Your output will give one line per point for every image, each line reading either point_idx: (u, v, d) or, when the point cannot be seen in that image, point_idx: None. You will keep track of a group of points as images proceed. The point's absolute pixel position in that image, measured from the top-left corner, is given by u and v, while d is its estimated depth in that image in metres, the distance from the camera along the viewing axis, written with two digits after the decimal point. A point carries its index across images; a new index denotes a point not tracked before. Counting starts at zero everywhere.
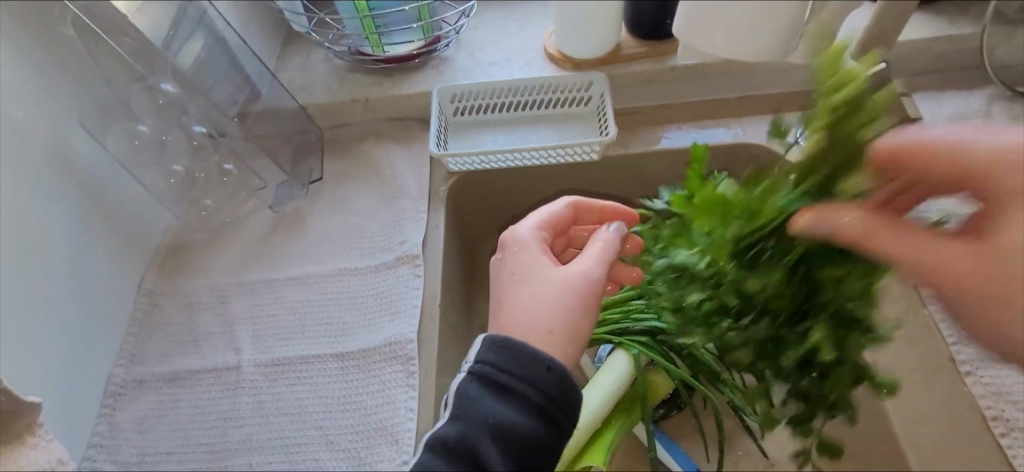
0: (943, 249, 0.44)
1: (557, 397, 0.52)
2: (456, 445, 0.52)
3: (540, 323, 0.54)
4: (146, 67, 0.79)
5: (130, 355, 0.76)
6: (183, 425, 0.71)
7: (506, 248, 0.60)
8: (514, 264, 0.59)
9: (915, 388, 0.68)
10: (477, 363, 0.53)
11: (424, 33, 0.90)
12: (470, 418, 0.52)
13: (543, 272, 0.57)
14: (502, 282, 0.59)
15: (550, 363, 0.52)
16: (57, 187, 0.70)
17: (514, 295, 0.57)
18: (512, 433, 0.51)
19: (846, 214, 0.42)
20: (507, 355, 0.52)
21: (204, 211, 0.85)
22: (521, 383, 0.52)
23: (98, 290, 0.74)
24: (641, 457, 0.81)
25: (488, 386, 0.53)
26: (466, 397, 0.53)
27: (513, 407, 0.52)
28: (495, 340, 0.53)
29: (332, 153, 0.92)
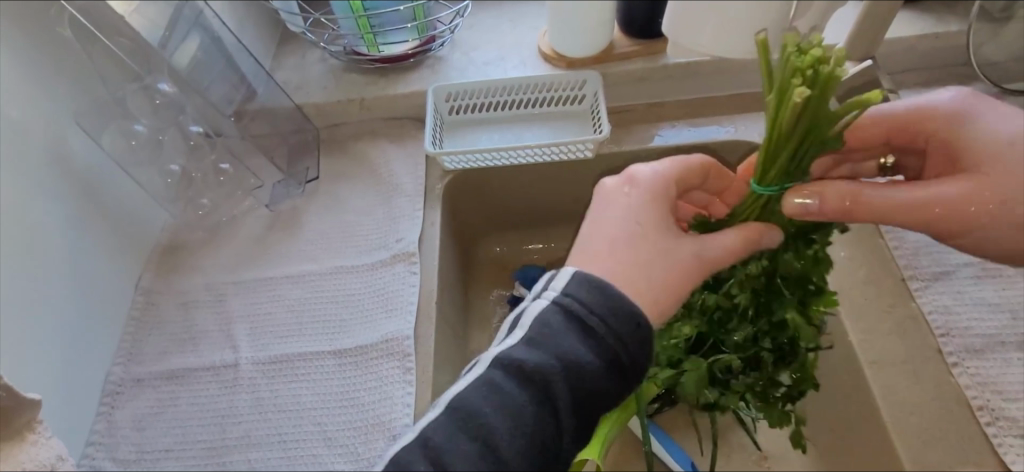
0: (932, 185, 0.57)
1: (632, 352, 0.50)
2: (531, 372, 0.48)
3: (646, 285, 0.52)
4: (143, 67, 0.80)
5: (128, 353, 0.76)
6: (182, 422, 0.72)
7: (636, 187, 0.55)
8: (636, 213, 0.54)
9: (902, 380, 0.69)
10: (566, 295, 0.50)
11: (419, 33, 0.91)
12: (550, 349, 0.49)
13: (671, 235, 0.54)
14: (616, 223, 0.54)
15: (640, 320, 0.50)
16: (55, 186, 0.71)
17: (635, 245, 0.52)
18: (584, 375, 0.48)
19: (826, 190, 0.55)
20: (600, 296, 0.49)
21: (201, 210, 0.86)
22: (607, 328, 0.49)
23: (96, 289, 0.74)
24: (635, 451, 0.82)
25: (573, 321, 0.49)
26: (548, 326, 0.49)
27: (590, 349, 0.49)
28: (591, 278, 0.50)
29: (328, 153, 0.92)
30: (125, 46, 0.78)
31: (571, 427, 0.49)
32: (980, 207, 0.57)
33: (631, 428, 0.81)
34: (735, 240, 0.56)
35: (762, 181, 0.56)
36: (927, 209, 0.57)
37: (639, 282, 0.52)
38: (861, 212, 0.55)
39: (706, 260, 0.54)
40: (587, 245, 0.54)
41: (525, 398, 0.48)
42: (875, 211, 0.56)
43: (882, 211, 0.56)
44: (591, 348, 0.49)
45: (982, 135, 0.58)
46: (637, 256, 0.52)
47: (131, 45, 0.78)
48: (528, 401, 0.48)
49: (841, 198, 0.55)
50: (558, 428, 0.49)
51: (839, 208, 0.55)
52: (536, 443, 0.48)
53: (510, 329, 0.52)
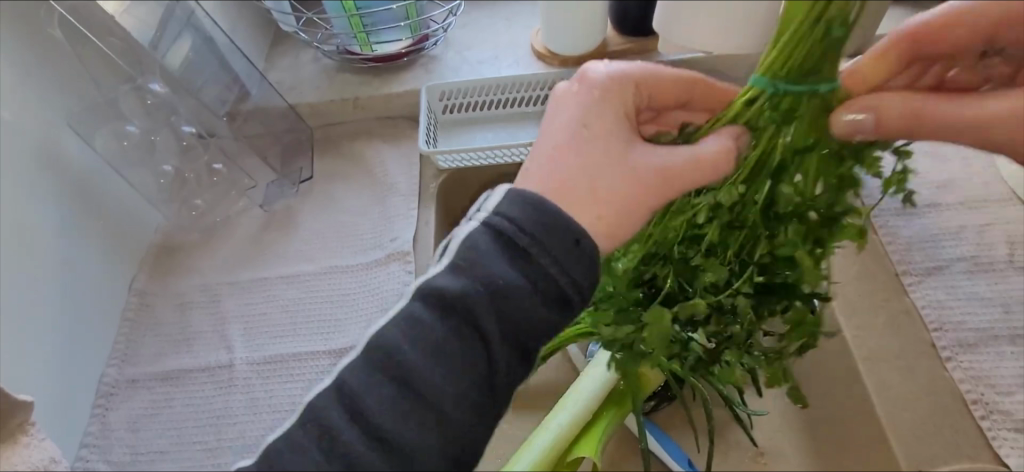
0: (1001, 101, 0.51)
1: (570, 272, 0.47)
2: (451, 298, 0.46)
3: (590, 210, 0.48)
4: (135, 68, 0.80)
5: (122, 355, 0.76)
6: (177, 423, 0.71)
7: (586, 84, 0.50)
8: (582, 120, 0.49)
9: (896, 375, 0.69)
10: (495, 214, 0.47)
11: (412, 32, 0.91)
12: (474, 274, 0.46)
13: (619, 150, 0.49)
14: (564, 128, 0.50)
15: (579, 237, 0.47)
16: (47, 187, 0.70)
17: (583, 148, 0.49)
18: (513, 300, 0.46)
19: (887, 110, 0.47)
20: (531, 211, 0.47)
21: (195, 211, 0.85)
22: (538, 246, 0.46)
23: (89, 291, 0.74)
24: (632, 448, 0.82)
25: (503, 244, 0.47)
26: (474, 249, 0.47)
27: (514, 268, 0.46)
28: (523, 195, 0.47)
29: (323, 152, 0.92)
30: (115, 47, 0.77)
31: (504, 359, 0.47)
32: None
33: (626, 425, 0.81)
34: (709, 152, 0.49)
35: (764, 73, 0.46)
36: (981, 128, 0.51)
37: (580, 197, 0.48)
38: (925, 124, 0.48)
39: (650, 169, 0.49)
40: (534, 162, 0.50)
41: (448, 328, 0.46)
42: (934, 130, 0.49)
43: (948, 134, 0.50)
44: (524, 271, 0.47)
45: None
46: (586, 161, 0.49)
47: (122, 45, 0.78)
48: (456, 336, 0.46)
49: (903, 118, 0.47)
50: (491, 364, 0.46)
51: (901, 123, 0.48)
52: (466, 380, 0.46)
53: (439, 256, 0.49)
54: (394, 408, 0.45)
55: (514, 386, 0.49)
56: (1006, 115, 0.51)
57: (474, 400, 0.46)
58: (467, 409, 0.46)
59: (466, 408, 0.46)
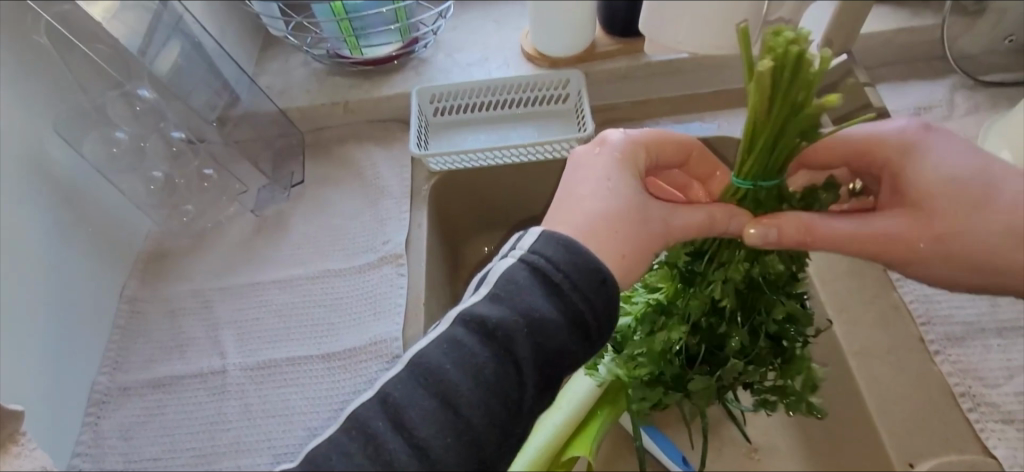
0: (878, 221, 0.57)
1: (597, 308, 0.50)
2: (492, 328, 0.48)
3: (611, 248, 0.52)
4: (123, 73, 0.79)
5: (113, 362, 0.76)
6: (171, 429, 0.71)
7: (605, 149, 0.56)
8: (599, 175, 0.55)
9: (886, 370, 0.70)
10: (531, 253, 0.50)
11: (401, 35, 0.91)
12: (511, 304, 0.49)
13: (631, 203, 0.54)
14: (585, 185, 0.55)
15: (607, 277, 0.50)
16: (36, 196, 0.70)
17: (610, 209, 0.53)
18: (547, 330, 0.48)
19: (788, 223, 0.54)
20: (566, 253, 0.50)
21: (186, 217, 0.85)
22: (571, 283, 0.49)
23: (79, 299, 0.74)
24: (626, 447, 0.83)
25: (536, 277, 0.50)
26: (512, 282, 0.50)
27: (552, 305, 0.49)
28: (558, 236, 0.51)
29: (313, 156, 0.92)
30: (104, 53, 0.77)
31: (531, 387, 0.49)
32: (928, 241, 0.57)
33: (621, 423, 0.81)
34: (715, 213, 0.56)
35: (742, 172, 0.55)
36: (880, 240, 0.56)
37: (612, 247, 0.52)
38: (819, 238, 0.54)
39: (675, 228, 0.55)
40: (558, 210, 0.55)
41: (485, 356, 0.48)
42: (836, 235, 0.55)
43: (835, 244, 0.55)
44: (560, 306, 0.49)
45: (928, 169, 0.57)
46: (615, 220, 0.53)
47: (110, 52, 0.77)
48: (490, 362, 0.48)
49: (798, 232, 0.54)
50: (522, 391, 0.49)
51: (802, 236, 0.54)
52: (497, 403, 0.48)
53: (475, 286, 0.52)
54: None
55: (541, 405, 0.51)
56: (894, 228, 0.56)
57: (501, 421, 0.48)
58: (491, 428, 0.47)
59: (494, 424, 0.48)
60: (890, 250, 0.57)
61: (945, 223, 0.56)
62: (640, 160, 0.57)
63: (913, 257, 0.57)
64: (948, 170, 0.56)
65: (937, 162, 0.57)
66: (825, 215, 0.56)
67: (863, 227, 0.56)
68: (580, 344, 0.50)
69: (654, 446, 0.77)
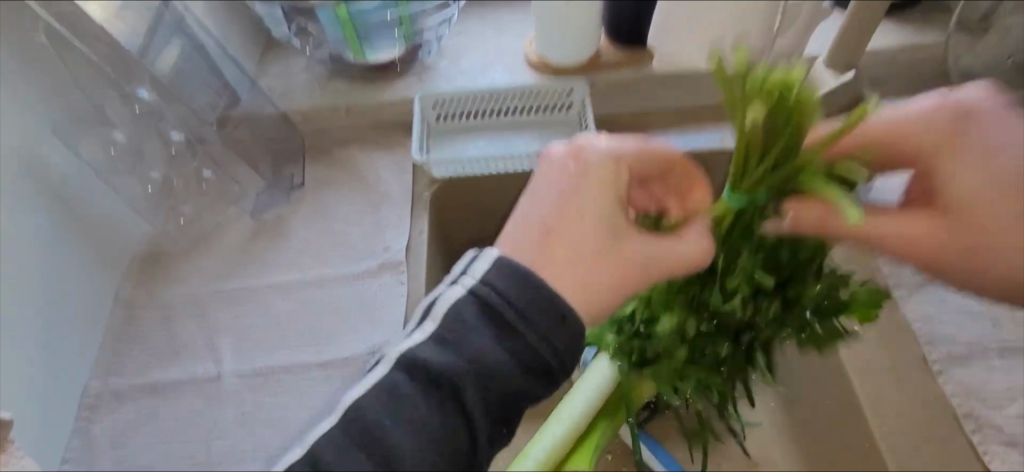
0: (908, 222, 0.51)
1: (556, 344, 0.48)
2: (436, 375, 0.47)
3: (586, 279, 0.50)
4: (122, 73, 0.78)
5: (106, 367, 0.74)
6: (164, 435, 0.70)
7: (579, 163, 0.53)
8: (569, 199, 0.51)
9: (887, 386, 0.72)
10: (485, 284, 0.49)
11: (405, 40, 0.90)
12: (459, 349, 0.48)
13: (598, 232, 0.51)
14: (546, 209, 0.52)
15: (565, 313, 0.49)
16: (30, 197, 0.69)
17: (576, 229, 0.51)
18: (495, 373, 0.48)
19: (805, 211, 0.51)
20: (517, 281, 0.48)
21: (183, 219, 0.84)
22: (523, 317, 0.48)
23: (72, 301, 0.72)
24: (625, 460, 0.82)
25: (484, 317, 0.49)
26: (457, 321, 0.49)
27: (498, 343, 0.48)
28: (511, 266, 0.49)
29: (314, 160, 0.91)
30: (103, 52, 0.76)
31: (484, 420, 0.48)
32: (959, 252, 0.52)
33: (622, 438, 0.80)
34: (699, 251, 0.52)
35: (736, 188, 0.52)
36: (890, 237, 0.51)
37: (586, 280, 0.50)
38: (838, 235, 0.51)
39: (644, 260, 0.51)
40: (521, 230, 0.52)
41: (430, 400, 0.47)
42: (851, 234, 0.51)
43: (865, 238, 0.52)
44: (514, 349, 0.48)
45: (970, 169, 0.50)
46: (575, 253, 0.50)
47: (108, 50, 0.76)
48: (442, 397, 0.48)
49: (818, 222, 0.51)
50: (473, 437, 0.48)
51: (815, 229, 0.51)
52: (452, 435, 0.47)
53: (419, 321, 0.50)
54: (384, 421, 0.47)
55: (497, 445, 0.50)
56: (927, 226, 0.51)
57: (454, 463, 0.47)
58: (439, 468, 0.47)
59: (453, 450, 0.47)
60: (907, 244, 0.52)
61: (958, 225, 0.51)
62: (622, 174, 0.53)
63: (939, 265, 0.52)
64: (1007, 153, 0.50)
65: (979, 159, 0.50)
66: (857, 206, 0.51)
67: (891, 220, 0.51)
68: (534, 387, 0.49)
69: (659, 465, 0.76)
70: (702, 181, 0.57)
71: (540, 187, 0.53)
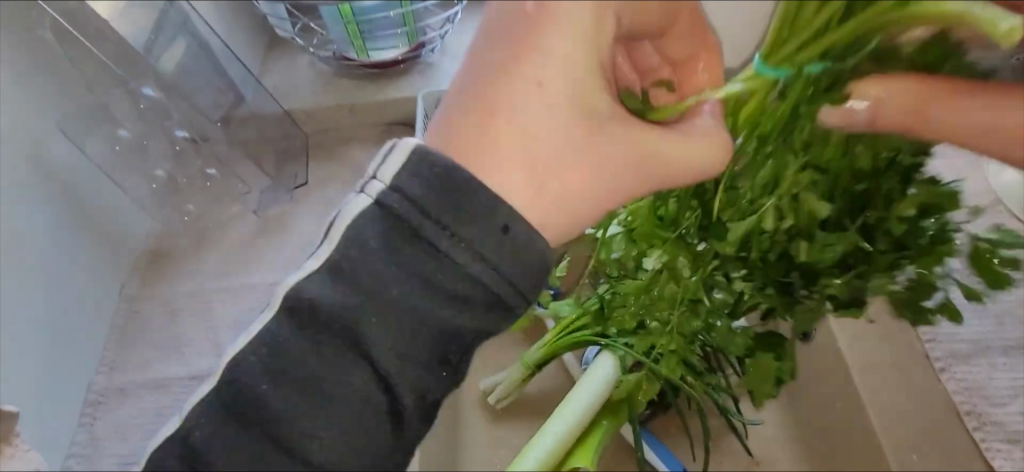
0: (992, 117, 0.46)
1: (499, 267, 0.41)
2: (332, 317, 0.41)
3: (520, 183, 0.41)
4: (129, 71, 0.80)
5: (110, 362, 0.75)
6: (167, 429, 0.71)
7: (540, 0, 0.40)
8: (522, 55, 0.40)
9: (887, 384, 0.72)
10: (392, 189, 0.41)
11: (409, 38, 0.90)
12: (373, 283, 0.41)
13: (553, 113, 0.40)
14: (488, 68, 0.42)
15: (516, 226, 0.41)
16: (39, 193, 0.69)
17: (523, 100, 0.41)
18: (415, 313, 0.41)
19: (883, 95, 0.44)
20: (441, 191, 0.40)
21: (187, 216, 0.85)
22: (459, 238, 0.40)
23: (78, 296, 0.73)
24: (626, 456, 0.81)
25: (392, 243, 0.41)
26: (357, 244, 0.41)
27: (434, 275, 0.42)
28: (429, 162, 0.41)
29: (317, 157, 0.92)
30: (110, 50, 0.77)
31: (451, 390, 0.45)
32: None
33: (625, 436, 0.80)
34: (704, 154, 0.45)
35: (771, 60, 0.44)
36: (981, 134, 0.46)
37: (548, 186, 0.42)
38: (928, 124, 0.45)
39: (610, 149, 0.42)
40: (463, 102, 0.42)
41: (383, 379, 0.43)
42: (952, 125, 0.45)
43: (947, 134, 0.46)
44: (442, 283, 0.41)
45: None
46: (527, 123, 0.41)
47: (115, 48, 0.77)
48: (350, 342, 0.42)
49: (901, 112, 0.44)
50: (393, 399, 0.43)
51: (901, 122, 0.45)
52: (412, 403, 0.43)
53: (324, 236, 0.43)
54: (315, 397, 0.42)
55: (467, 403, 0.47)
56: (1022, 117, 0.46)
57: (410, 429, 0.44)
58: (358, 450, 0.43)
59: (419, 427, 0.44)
60: (996, 142, 0.47)
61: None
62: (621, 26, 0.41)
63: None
64: None
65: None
66: (948, 92, 0.45)
67: (981, 110, 0.46)
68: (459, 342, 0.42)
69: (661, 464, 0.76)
70: (708, 46, 0.47)
71: (483, 38, 0.43)
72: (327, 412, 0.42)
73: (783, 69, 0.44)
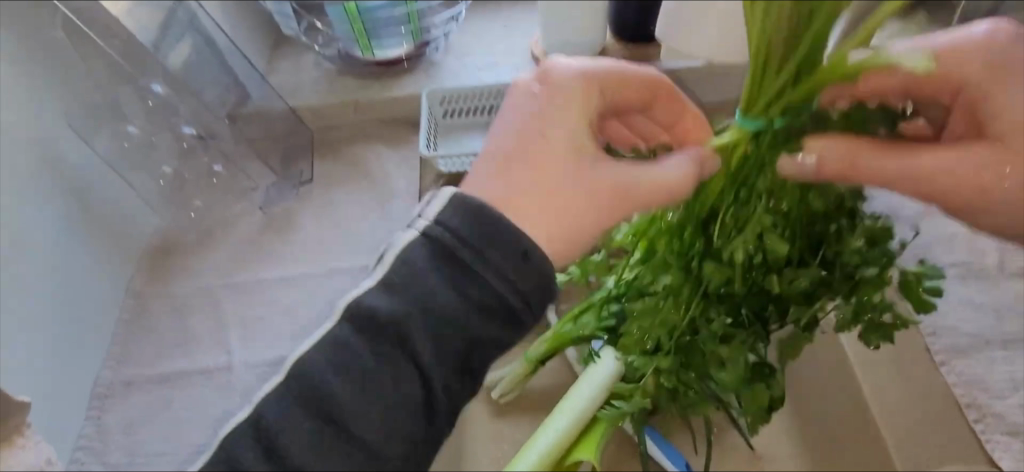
0: (942, 156, 0.50)
1: (505, 284, 0.49)
2: (380, 324, 0.48)
3: (534, 225, 0.51)
4: (138, 68, 0.80)
5: (118, 357, 0.75)
6: (175, 423, 0.71)
7: (546, 84, 0.52)
8: (543, 122, 0.51)
9: (889, 379, 0.75)
10: (435, 222, 0.49)
11: (414, 37, 0.91)
12: (401, 296, 0.48)
13: (562, 167, 0.51)
14: (503, 138, 0.53)
15: (528, 250, 0.49)
16: (48, 188, 0.70)
17: (532, 161, 0.51)
18: (440, 313, 0.48)
19: (829, 151, 0.49)
20: (473, 223, 0.49)
21: (193, 213, 0.85)
22: (476, 256, 0.48)
23: (87, 290, 0.74)
24: (629, 452, 0.82)
25: (428, 256, 0.49)
26: (406, 263, 0.49)
27: (449, 290, 0.48)
28: (466, 204, 0.49)
29: (323, 155, 0.92)
30: (119, 48, 0.78)
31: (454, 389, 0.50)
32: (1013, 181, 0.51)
33: (625, 430, 0.81)
34: (680, 176, 0.50)
35: (748, 110, 0.48)
36: (937, 176, 0.50)
37: (545, 217, 0.51)
38: (864, 170, 0.49)
39: (605, 189, 0.51)
40: (490, 161, 0.52)
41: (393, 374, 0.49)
42: (883, 174, 0.50)
43: (887, 179, 0.50)
44: (467, 293, 0.48)
45: (1018, 96, 0.49)
46: (535, 177, 0.51)
47: (124, 46, 0.78)
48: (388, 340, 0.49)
49: (840, 161, 0.49)
50: (427, 391, 0.49)
51: (843, 166, 0.49)
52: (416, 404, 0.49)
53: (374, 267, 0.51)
54: (355, 388, 0.48)
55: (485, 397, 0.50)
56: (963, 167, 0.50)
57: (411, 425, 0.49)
58: (393, 436, 0.48)
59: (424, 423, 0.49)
60: (950, 184, 0.51)
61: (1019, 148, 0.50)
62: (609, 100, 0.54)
63: (985, 205, 0.52)
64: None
65: (1011, 102, 0.50)
66: (874, 144, 0.50)
67: (936, 156, 0.50)
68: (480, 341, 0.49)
69: (662, 458, 0.77)
70: (691, 114, 0.58)
71: (505, 114, 0.54)
72: (368, 401, 0.48)
73: (751, 121, 0.48)
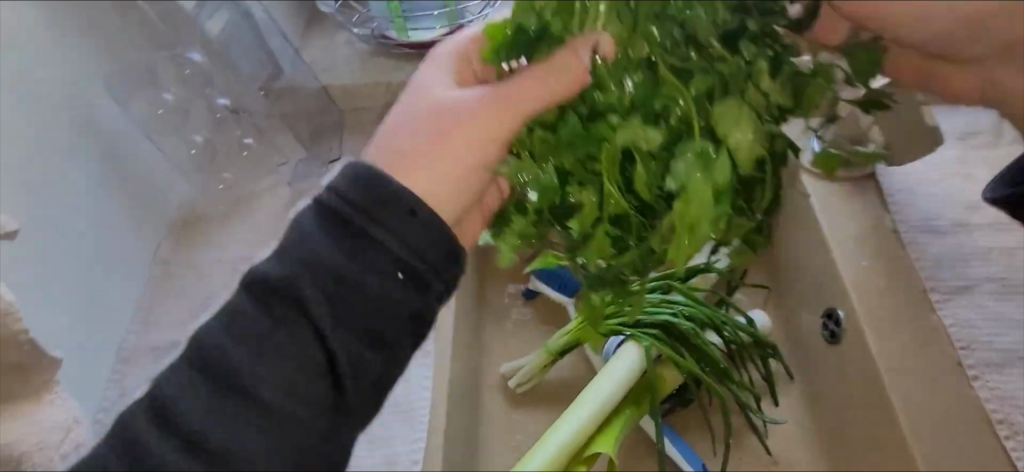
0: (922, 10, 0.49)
1: (408, 241, 0.51)
2: (273, 282, 0.50)
3: (442, 185, 0.55)
4: (176, 34, 0.82)
5: (143, 321, 0.76)
6: (153, 364, 0.72)
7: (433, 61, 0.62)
8: (430, 93, 0.59)
9: (919, 388, 0.69)
10: (329, 190, 0.52)
11: (448, 20, 0.91)
12: (288, 256, 0.51)
13: (438, 144, 0.56)
14: (408, 129, 0.58)
15: (414, 207, 0.52)
16: (83, 148, 0.70)
17: (421, 120, 0.57)
18: (362, 294, 0.51)
19: None
20: (362, 189, 0.51)
21: (223, 184, 0.86)
22: (360, 214, 0.51)
23: (119, 251, 0.74)
24: (644, 450, 0.81)
25: (339, 244, 0.51)
26: (299, 226, 0.52)
27: (338, 249, 0.51)
28: (357, 169, 0.53)
29: (352, 133, 0.92)
30: (160, 13, 0.80)
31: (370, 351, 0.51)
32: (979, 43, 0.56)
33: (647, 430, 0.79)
34: (574, 67, 0.51)
35: None
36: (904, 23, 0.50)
37: (439, 172, 0.56)
38: None
39: (502, 128, 0.55)
40: (393, 138, 0.58)
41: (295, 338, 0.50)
42: None
43: None
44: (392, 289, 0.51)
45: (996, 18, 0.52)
46: (440, 146, 0.56)
47: (164, 11, 0.80)
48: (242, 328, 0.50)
49: None
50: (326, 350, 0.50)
51: None
52: (319, 363, 0.50)
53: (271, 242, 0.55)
54: (261, 360, 0.49)
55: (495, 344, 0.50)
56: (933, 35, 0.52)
57: (309, 387, 0.50)
58: (294, 400, 0.50)
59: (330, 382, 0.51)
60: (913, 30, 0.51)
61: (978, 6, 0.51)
62: (474, 57, 0.61)
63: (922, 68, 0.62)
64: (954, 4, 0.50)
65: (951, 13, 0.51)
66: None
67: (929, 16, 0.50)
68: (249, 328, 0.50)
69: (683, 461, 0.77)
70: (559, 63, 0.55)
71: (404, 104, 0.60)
72: (262, 358, 0.49)
73: None
